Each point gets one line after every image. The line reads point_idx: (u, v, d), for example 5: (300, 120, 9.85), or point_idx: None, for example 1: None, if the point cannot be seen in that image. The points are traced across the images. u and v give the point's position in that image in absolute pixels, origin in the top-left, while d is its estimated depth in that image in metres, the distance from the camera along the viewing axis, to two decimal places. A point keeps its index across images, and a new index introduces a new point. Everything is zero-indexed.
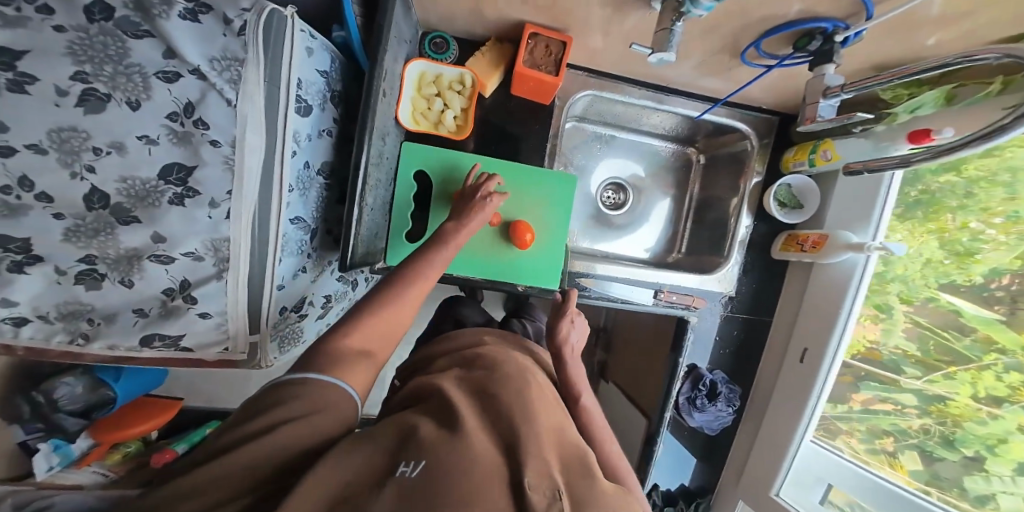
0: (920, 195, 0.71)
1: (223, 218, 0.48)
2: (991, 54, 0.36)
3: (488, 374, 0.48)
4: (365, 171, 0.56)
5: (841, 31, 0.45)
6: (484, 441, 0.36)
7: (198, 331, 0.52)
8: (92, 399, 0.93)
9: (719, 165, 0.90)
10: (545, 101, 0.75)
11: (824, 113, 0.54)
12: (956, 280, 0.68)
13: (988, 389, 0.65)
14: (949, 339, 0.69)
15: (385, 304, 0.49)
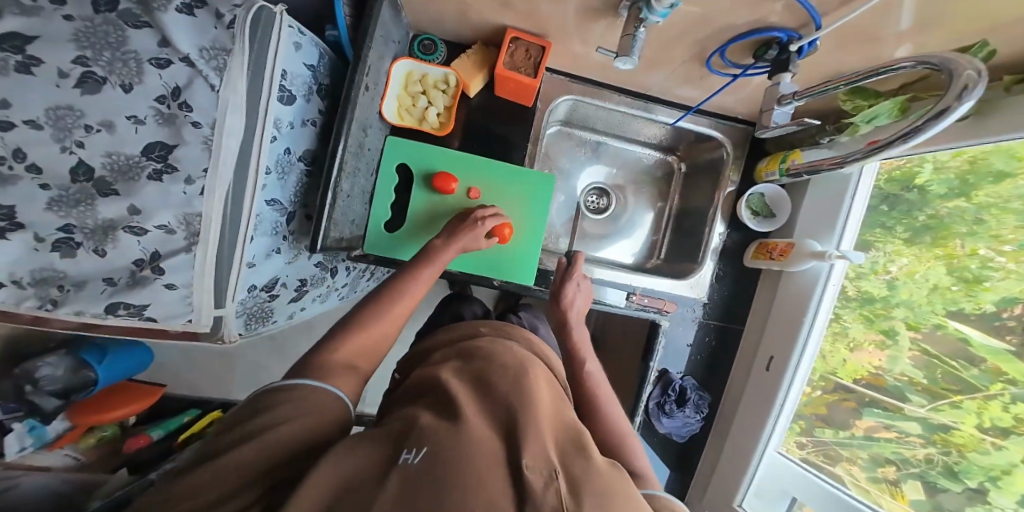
0: (930, 221, 0.67)
1: (197, 194, 0.49)
2: (907, 63, 0.40)
3: (487, 363, 0.46)
4: (343, 159, 0.58)
5: (795, 41, 0.48)
6: (481, 427, 0.34)
7: (164, 301, 0.52)
8: (73, 381, 0.98)
9: (699, 173, 0.92)
10: (528, 102, 0.78)
11: (778, 120, 0.57)
12: (964, 308, 0.62)
13: (994, 419, 0.59)
14: (957, 368, 0.63)
15: (376, 316, 0.52)
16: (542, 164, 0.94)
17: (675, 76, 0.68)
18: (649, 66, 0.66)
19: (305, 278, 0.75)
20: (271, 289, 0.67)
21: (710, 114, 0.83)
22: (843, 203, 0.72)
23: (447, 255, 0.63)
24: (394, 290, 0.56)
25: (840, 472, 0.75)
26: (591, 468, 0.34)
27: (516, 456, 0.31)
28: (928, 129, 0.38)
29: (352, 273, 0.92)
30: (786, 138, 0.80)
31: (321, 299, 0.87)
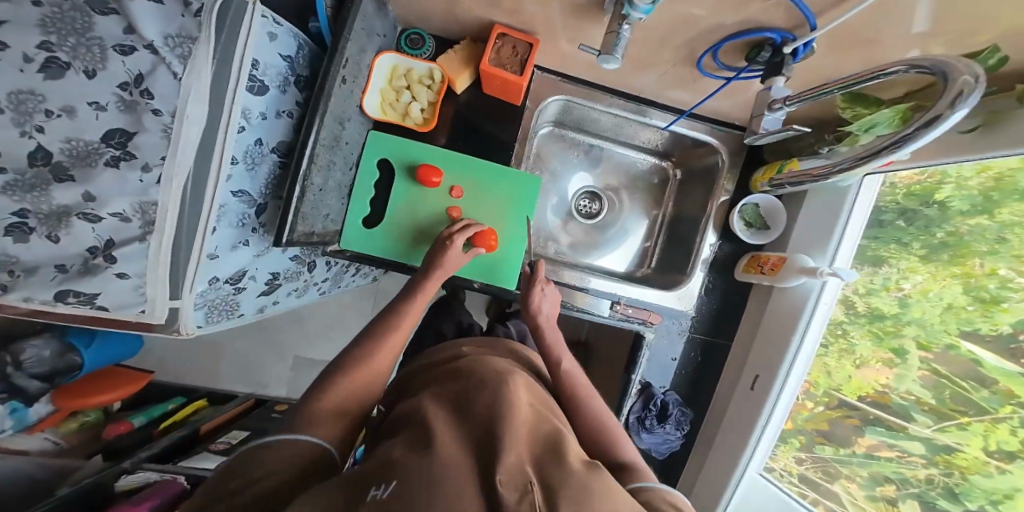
0: (947, 238, 0.64)
1: (154, 182, 0.48)
2: (898, 66, 0.37)
3: (465, 384, 0.44)
4: (314, 151, 0.56)
5: (790, 43, 0.45)
6: (454, 450, 0.33)
7: (114, 290, 0.52)
8: (58, 365, 0.97)
9: (692, 181, 0.89)
10: (516, 101, 0.76)
11: (767, 125, 0.54)
12: (980, 329, 0.61)
13: (1001, 443, 0.61)
14: (966, 389, 0.63)
15: (361, 357, 0.50)
16: (533, 165, 0.92)
17: (667, 78, 0.65)
18: (638, 66, 0.64)
19: (278, 273, 0.74)
20: (237, 281, 0.64)
21: (706, 119, 0.80)
22: (839, 218, 0.68)
23: (433, 286, 0.62)
24: (379, 327, 0.55)
25: (838, 490, 0.79)
26: (571, 473, 0.33)
27: (491, 467, 0.30)
28: (918, 138, 0.36)
29: (332, 269, 0.93)
30: (785, 145, 0.76)
31: (297, 293, 0.88)
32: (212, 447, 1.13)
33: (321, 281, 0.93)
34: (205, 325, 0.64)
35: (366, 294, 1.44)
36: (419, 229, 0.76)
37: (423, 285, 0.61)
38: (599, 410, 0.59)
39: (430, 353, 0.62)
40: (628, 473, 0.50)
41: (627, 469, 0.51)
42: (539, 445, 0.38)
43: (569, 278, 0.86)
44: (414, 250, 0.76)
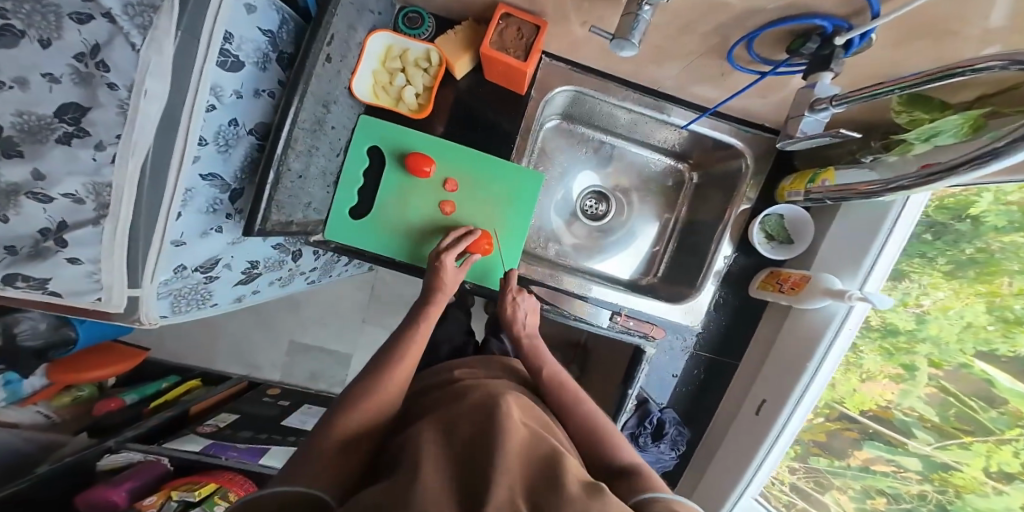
0: (976, 254, 0.65)
1: (107, 162, 0.44)
2: (995, 61, 0.29)
3: (459, 417, 0.43)
4: (292, 134, 0.51)
5: (843, 33, 0.38)
6: (441, 492, 0.31)
7: (65, 276, 0.49)
8: (53, 338, 0.94)
9: (710, 186, 0.82)
10: (521, 90, 0.70)
11: (807, 128, 0.47)
12: (997, 349, 0.64)
13: (1002, 464, 0.66)
14: (973, 409, 0.68)
15: (362, 395, 0.49)
16: (536, 160, 0.86)
17: (691, 70, 0.58)
18: (657, 56, 0.57)
19: (257, 262, 0.75)
20: (208, 269, 0.65)
21: (730, 118, 0.72)
22: (877, 237, 0.59)
23: (438, 312, 0.62)
24: (382, 358, 0.54)
25: (828, 501, 0.86)
26: (566, 498, 0.31)
27: (480, 503, 0.29)
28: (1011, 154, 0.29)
29: (320, 258, 0.92)
30: (825, 153, 0.67)
31: (281, 282, 0.88)
32: (200, 428, 1.09)
33: (309, 270, 0.93)
34: (169, 315, 0.66)
35: (362, 283, 1.40)
36: (408, 225, 0.72)
37: (428, 312, 0.61)
38: (590, 412, 0.56)
39: (433, 379, 0.61)
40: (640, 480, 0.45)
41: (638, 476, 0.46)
42: (535, 468, 0.36)
43: (568, 284, 0.81)
44: (401, 246, 0.72)
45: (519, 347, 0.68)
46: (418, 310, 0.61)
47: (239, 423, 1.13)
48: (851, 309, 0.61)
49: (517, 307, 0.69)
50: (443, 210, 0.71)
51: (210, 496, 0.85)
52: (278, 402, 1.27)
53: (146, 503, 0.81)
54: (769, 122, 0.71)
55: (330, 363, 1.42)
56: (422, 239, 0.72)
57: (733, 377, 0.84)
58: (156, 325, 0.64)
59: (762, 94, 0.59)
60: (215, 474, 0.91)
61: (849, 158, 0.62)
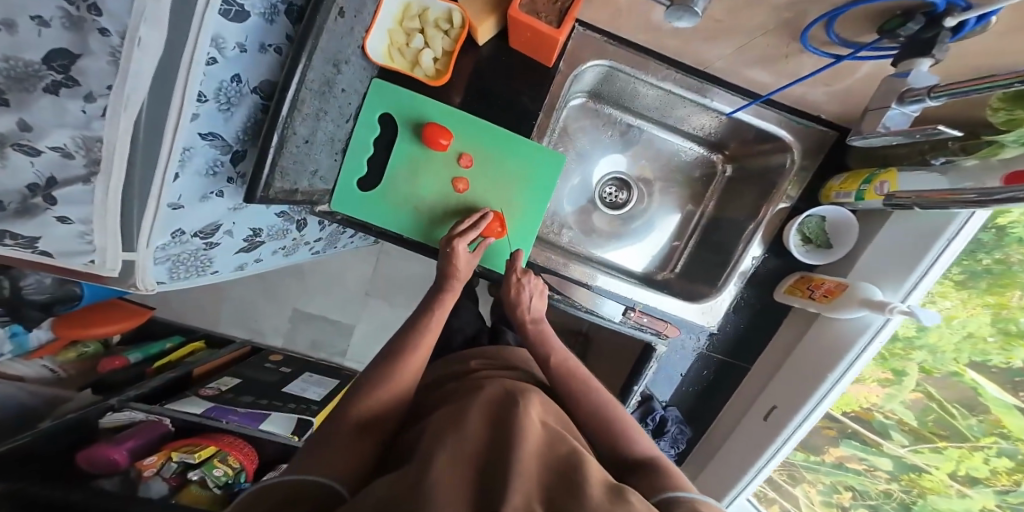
0: (993, 263, 0.62)
1: (99, 116, 0.38)
2: None
3: (471, 411, 0.43)
4: (299, 94, 0.46)
5: (956, 13, 0.39)
6: (454, 489, 0.30)
7: (55, 235, 0.45)
8: (58, 293, 0.93)
9: (745, 180, 0.77)
10: (548, 61, 0.64)
11: (892, 121, 0.48)
12: (991, 359, 0.66)
13: (970, 469, 0.74)
14: (953, 416, 0.73)
15: (378, 385, 0.50)
16: (556, 140, 0.80)
17: (749, 50, 0.55)
18: (717, 30, 0.53)
19: (259, 229, 0.72)
20: (209, 235, 0.63)
21: (779, 107, 0.65)
22: (935, 244, 0.53)
23: (451, 300, 0.61)
24: (395, 349, 0.55)
25: (798, 493, 0.95)
26: (584, 503, 0.30)
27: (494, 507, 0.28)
28: None
29: (325, 229, 0.89)
30: (879, 152, 0.62)
31: (285, 252, 0.86)
32: (201, 390, 1.08)
33: (314, 240, 0.90)
34: (167, 280, 0.64)
35: (367, 256, 1.38)
36: (417, 202, 0.68)
37: (442, 300, 0.61)
38: (605, 401, 0.55)
39: (449, 372, 0.62)
40: (662, 478, 0.44)
41: (656, 471, 0.45)
42: (552, 468, 0.36)
43: (575, 272, 0.77)
44: (409, 223, 0.68)
45: (524, 332, 0.65)
46: (431, 298, 0.61)
47: (242, 386, 1.12)
48: (889, 322, 0.57)
49: (521, 289, 0.65)
50: (456, 188, 0.67)
51: (209, 459, 0.85)
52: (279, 369, 1.26)
53: (147, 463, 0.82)
54: (824, 112, 0.64)
55: (333, 334, 1.42)
56: (431, 218, 0.68)
57: (741, 381, 0.81)
58: (154, 291, 0.62)
59: (828, 81, 0.56)
60: (216, 438, 0.90)
61: (919, 158, 0.56)
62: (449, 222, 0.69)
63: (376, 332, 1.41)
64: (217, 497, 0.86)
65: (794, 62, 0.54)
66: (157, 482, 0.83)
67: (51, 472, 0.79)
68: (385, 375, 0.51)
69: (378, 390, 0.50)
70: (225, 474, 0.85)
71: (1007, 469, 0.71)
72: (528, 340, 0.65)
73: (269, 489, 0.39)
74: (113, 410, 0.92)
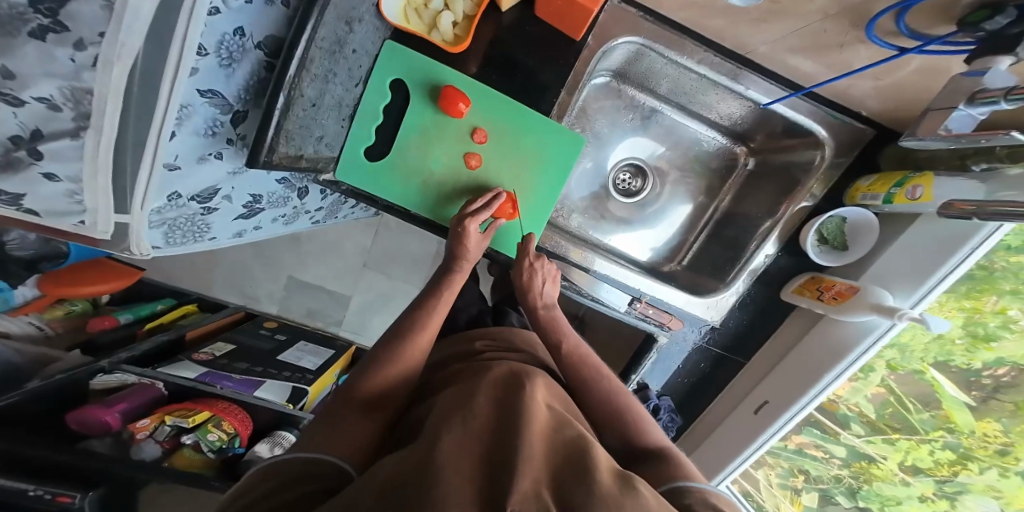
0: (977, 270, 0.61)
1: (90, 66, 0.33)
2: None
3: (478, 387, 0.42)
4: (308, 52, 0.42)
5: None
6: (463, 464, 0.29)
7: (42, 193, 0.42)
8: None
9: (767, 175, 0.75)
10: (576, 34, 0.60)
11: (956, 125, 0.45)
12: (955, 360, 0.70)
13: (916, 460, 0.79)
14: (908, 410, 0.77)
15: (386, 361, 0.49)
16: (573, 121, 0.77)
17: (800, 36, 0.52)
18: (770, 11, 0.50)
19: (259, 196, 0.69)
20: (206, 199, 0.59)
21: (815, 99, 0.63)
22: (953, 255, 0.53)
23: (460, 281, 0.62)
24: (402, 328, 0.54)
25: (759, 476, 0.93)
26: (596, 491, 0.28)
27: (500, 492, 0.26)
28: None
29: (327, 199, 0.86)
30: (913, 155, 0.61)
31: (285, 220, 0.82)
32: (195, 354, 1.06)
33: (314, 210, 0.86)
34: (162, 244, 0.61)
35: (366, 227, 1.35)
36: (426, 175, 0.65)
37: (450, 281, 0.61)
38: (612, 391, 0.54)
39: (455, 352, 0.62)
40: (668, 470, 0.44)
41: (660, 463, 0.45)
42: (563, 449, 0.34)
43: (577, 256, 0.74)
44: (416, 197, 0.65)
45: (536, 319, 0.66)
46: (441, 279, 0.61)
47: (236, 352, 1.11)
48: (894, 326, 0.57)
49: (535, 273, 0.64)
50: (469, 164, 0.64)
51: (203, 424, 0.84)
52: (275, 336, 1.25)
53: (140, 425, 0.80)
54: (864, 108, 0.62)
55: (328, 305, 1.40)
56: (440, 194, 0.66)
57: (735, 375, 0.82)
58: (148, 255, 0.59)
59: (879, 73, 0.54)
60: (211, 402, 0.88)
61: (958, 163, 0.55)
62: (459, 200, 0.66)
63: (371, 305, 1.40)
64: (212, 460, 0.85)
65: (846, 55, 0.53)
66: (150, 445, 0.81)
67: (39, 432, 0.77)
68: (393, 352, 0.50)
69: (384, 367, 0.49)
70: (219, 439, 0.83)
71: (948, 461, 0.76)
72: (540, 325, 0.66)
73: (272, 464, 0.38)
74: (103, 372, 0.90)
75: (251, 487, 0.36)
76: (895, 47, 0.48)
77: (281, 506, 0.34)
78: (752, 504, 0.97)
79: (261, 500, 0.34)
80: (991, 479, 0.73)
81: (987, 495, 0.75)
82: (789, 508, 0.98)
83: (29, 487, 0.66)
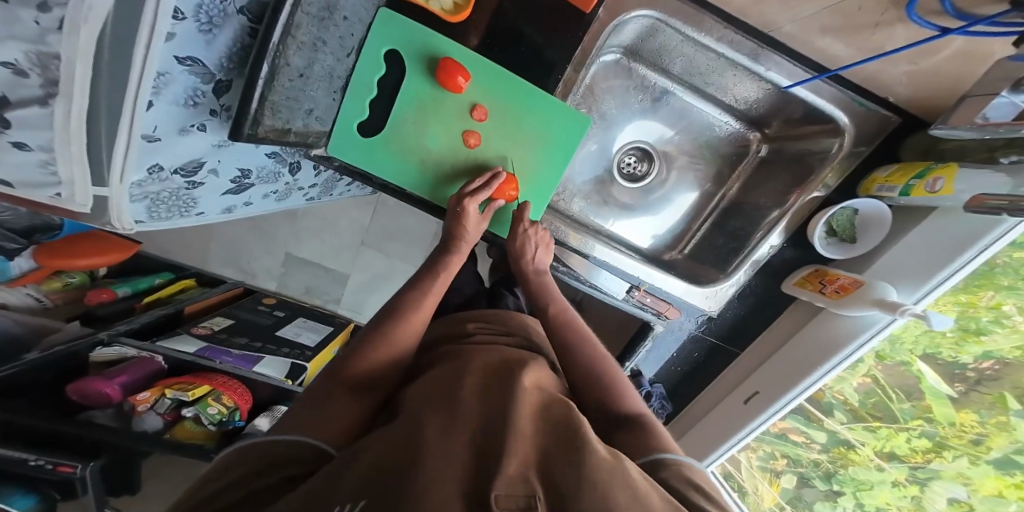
0: (983, 266, 0.58)
1: (55, 30, 0.30)
2: None
3: (467, 368, 0.40)
4: (293, 18, 0.39)
5: None
6: (448, 447, 0.28)
7: (13, 162, 0.39)
8: None
9: (780, 163, 0.72)
10: (587, 6, 0.55)
11: (994, 113, 0.43)
12: (941, 353, 0.69)
13: (893, 447, 0.80)
14: (891, 400, 0.77)
15: (374, 343, 0.48)
16: (580, 100, 0.73)
17: (833, 13, 0.50)
18: None
19: (248, 171, 0.66)
20: (191, 173, 0.57)
21: (841, 83, 0.58)
22: (965, 252, 0.51)
23: (457, 263, 0.60)
24: (394, 309, 0.52)
25: (741, 458, 0.93)
26: (584, 475, 0.27)
27: (486, 478, 0.25)
28: None
29: (321, 176, 0.83)
30: (939, 146, 0.56)
31: (277, 196, 0.80)
32: (193, 329, 1.06)
33: (307, 186, 0.84)
34: (147, 219, 0.59)
35: (364, 205, 1.32)
36: (423, 153, 0.62)
37: (447, 262, 0.59)
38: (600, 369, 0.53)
39: (444, 331, 0.60)
40: (645, 439, 0.42)
41: (635, 429, 0.44)
42: (553, 429, 0.33)
43: (576, 241, 0.72)
44: (413, 177, 0.63)
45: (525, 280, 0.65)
46: (437, 259, 0.60)
47: (235, 327, 1.11)
48: (895, 321, 0.56)
49: (527, 239, 0.64)
50: (468, 142, 0.61)
51: (204, 398, 0.84)
52: (273, 312, 1.24)
53: (140, 398, 0.80)
54: (892, 94, 0.58)
55: (326, 282, 1.40)
56: (438, 174, 0.63)
57: (728, 363, 0.81)
58: (132, 230, 0.57)
59: (917, 56, 0.52)
60: (209, 377, 0.89)
61: (986, 155, 0.51)
62: (458, 181, 0.64)
63: (368, 284, 1.39)
64: (212, 433, 0.85)
65: (880, 36, 0.51)
66: (151, 417, 0.80)
67: (39, 403, 0.77)
68: (380, 335, 0.49)
69: (371, 347, 0.47)
70: (219, 412, 0.83)
71: (923, 449, 0.77)
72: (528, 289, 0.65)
73: (250, 445, 0.37)
74: (102, 344, 0.91)
75: (228, 469, 0.35)
76: (937, 26, 0.46)
77: (256, 493, 0.32)
78: (732, 484, 1.00)
79: (236, 485, 0.33)
80: (962, 467, 0.73)
81: (957, 482, 0.75)
82: (767, 488, 0.98)
83: (29, 457, 0.66)
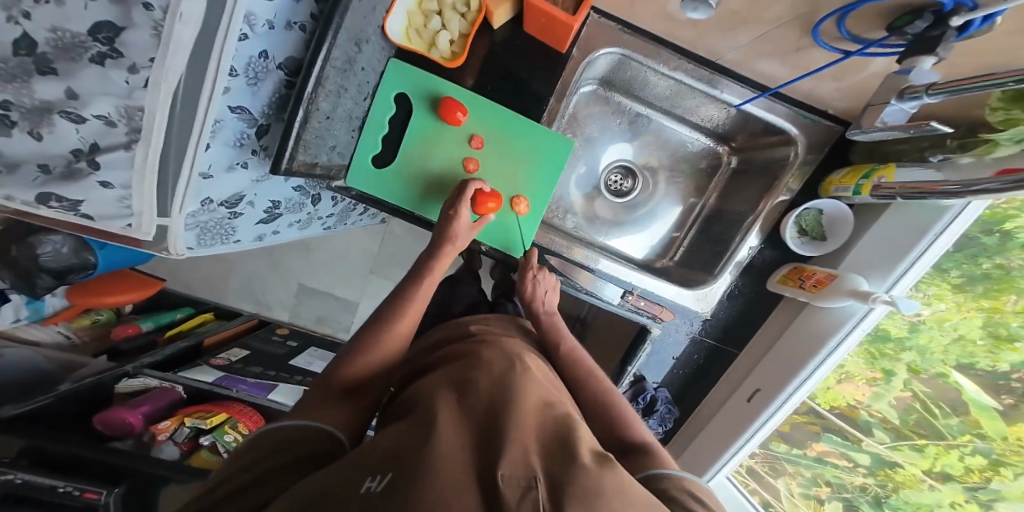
0: (993, 270, 0.62)
1: (141, 87, 0.38)
2: None
3: (474, 365, 0.44)
4: (323, 72, 0.48)
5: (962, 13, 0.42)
6: (456, 433, 0.32)
7: (97, 199, 0.47)
8: None
9: (752, 172, 0.79)
10: (562, 47, 0.65)
11: (889, 117, 0.53)
12: (978, 363, 0.67)
13: (945, 466, 0.75)
14: (934, 415, 0.73)
15: (368, 347, 0.52)
16: (565, 127, 0.83)
17: (762, 42, 0.58)
18: (735, 20, 0.56)
19: (278, 202, 0.74)
20: (233, 205, 0.65)
21: (785, 100, 0.67)
22: (925, 236, 0.55)
23: (445, 262, 0.63)
24: (383, 315, 0.56)
25: (780, 485, 0.98)
26: (581, 464, 0.31)
27: (492, 460, 0.29)
28: None
29: (337, 206, 0.91)
30: (883, 148, 0.65)
31: (300, 225, 0.88)
32: (212, 359, 1.12)
33: (326, 216, 0.92)
34: (195, 246, 0.67)
35: (373, 234, 1.40)
36: (429, 178, 0.70)
37: (435, 265, 0.63)
38: (606, 392, 0.58)
39: (447, 333, 0.64)
40: (648, 462, 0.47)
41: (639, 457, 0.48)
42: (552, 427, 0.37)
43: (574, 253, 0.79)
44: (422, 199, 0.70)
45: (537, 322, 0.70)
46: (428, 256, 0.63)
47: (250, 358, 1.16)
48: (871, 310, 0.60)
49: (537, 285, 0.70)
50: (467, 164, 0.69)
51: (220, 425, 0.88)
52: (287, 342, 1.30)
53: (160, 427, 0.85)
54: (830, 107, 0.66)
55: (336, 309, 1.46)
56: (442, 195, 0.70)
57: (729, 365, 0.84)
58: (184, 255, 0.65)
59: (838, 74, 0.59)
60: (228, 405, 0.93)
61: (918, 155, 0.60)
62: None
63: None
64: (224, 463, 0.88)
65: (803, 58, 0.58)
66: (169, 447, 0.84)
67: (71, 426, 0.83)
68: (379, 335, 0.54)
69: (371, 351, 0.52)
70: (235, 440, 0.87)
71: (979, 467, 0.71)
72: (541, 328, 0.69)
73: (264, 431, 0.42)
74: (128, 376, 0.97)
75: (246, 452, 0.40)
76: (840, 50, 0.53)
77: (276, 469, 0.38)
78: None
79: (251, 466, 0.38)
80: None
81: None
82: None
83: (57, 483, 0.70)
